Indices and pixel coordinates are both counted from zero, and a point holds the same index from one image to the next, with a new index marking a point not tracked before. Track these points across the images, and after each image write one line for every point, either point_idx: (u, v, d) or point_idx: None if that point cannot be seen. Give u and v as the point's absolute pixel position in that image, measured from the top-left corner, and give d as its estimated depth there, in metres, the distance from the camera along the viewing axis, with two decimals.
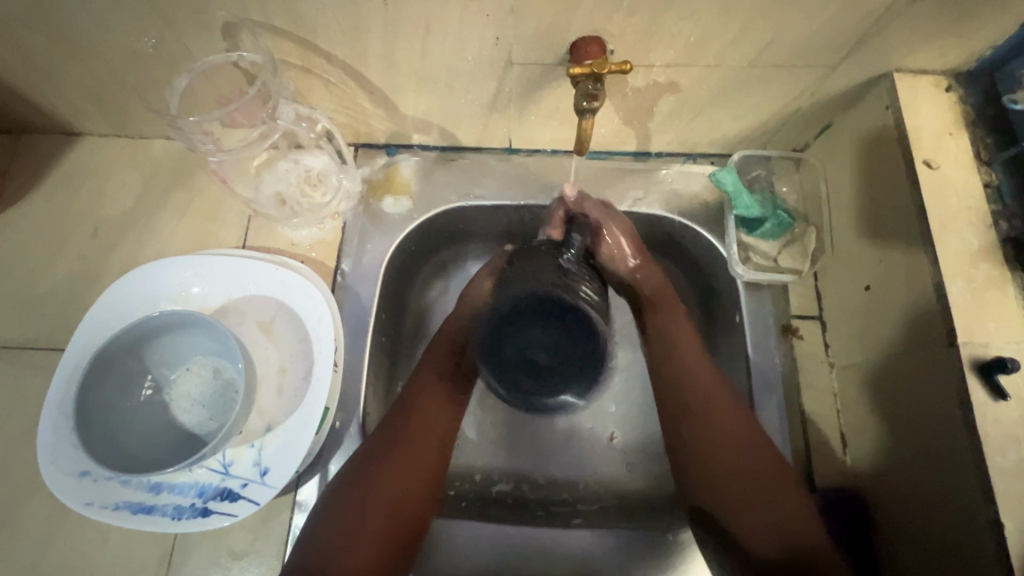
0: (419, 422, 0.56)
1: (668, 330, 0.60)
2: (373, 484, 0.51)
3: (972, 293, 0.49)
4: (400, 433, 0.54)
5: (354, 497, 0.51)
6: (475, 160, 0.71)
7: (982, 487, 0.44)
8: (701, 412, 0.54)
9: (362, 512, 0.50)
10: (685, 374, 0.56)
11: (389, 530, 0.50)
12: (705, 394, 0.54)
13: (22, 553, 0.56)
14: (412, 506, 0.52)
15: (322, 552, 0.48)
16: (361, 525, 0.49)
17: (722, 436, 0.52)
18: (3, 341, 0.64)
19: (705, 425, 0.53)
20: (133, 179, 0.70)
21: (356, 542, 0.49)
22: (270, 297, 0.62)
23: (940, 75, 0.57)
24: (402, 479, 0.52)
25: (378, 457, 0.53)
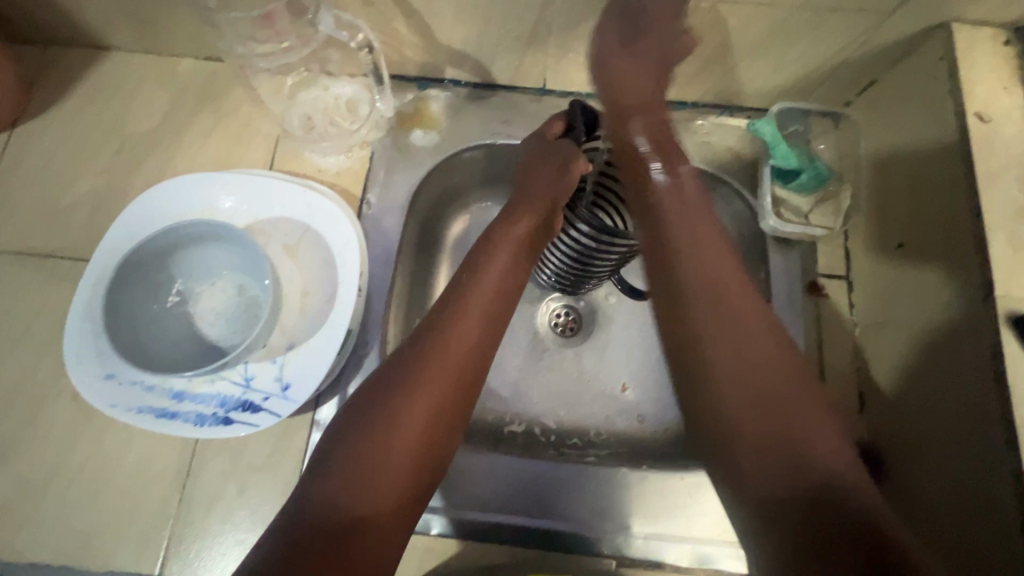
0: (447, 338, 0.45)
1: (677, 193, 0.50)
2: (396, 406, 0.42)
3: (1014, 248, 0.48)
4: (425, 349, 0.44)
5: (368, 423, 0.41)
6: (507, 99, 0.69)
7: (1007, 439, 0.44)
8: (716, 318, 0.44)
9: (380, 444, 0.40)
10: (696, 266, 0.46)
11: (414, 466, 0.41)
12: (728, 297, 0.45)
13: (45, 452, 0.57)
14: (439, 434, 0.43)
15: (331, 485, 0.39)
16: (382, 456, 0.40)
17: (733, 351, 0.43)
18: (30, 249, 0.64)
19: (719, 333, 0.44)
20: (160, 96, 0.69)
21: (373, 476, 0.39)
22: (296, 220, 0.62)
23: (999, 29, 0.55)
24: (428, 403, 0.42)
25: (395, 375, 0.43)
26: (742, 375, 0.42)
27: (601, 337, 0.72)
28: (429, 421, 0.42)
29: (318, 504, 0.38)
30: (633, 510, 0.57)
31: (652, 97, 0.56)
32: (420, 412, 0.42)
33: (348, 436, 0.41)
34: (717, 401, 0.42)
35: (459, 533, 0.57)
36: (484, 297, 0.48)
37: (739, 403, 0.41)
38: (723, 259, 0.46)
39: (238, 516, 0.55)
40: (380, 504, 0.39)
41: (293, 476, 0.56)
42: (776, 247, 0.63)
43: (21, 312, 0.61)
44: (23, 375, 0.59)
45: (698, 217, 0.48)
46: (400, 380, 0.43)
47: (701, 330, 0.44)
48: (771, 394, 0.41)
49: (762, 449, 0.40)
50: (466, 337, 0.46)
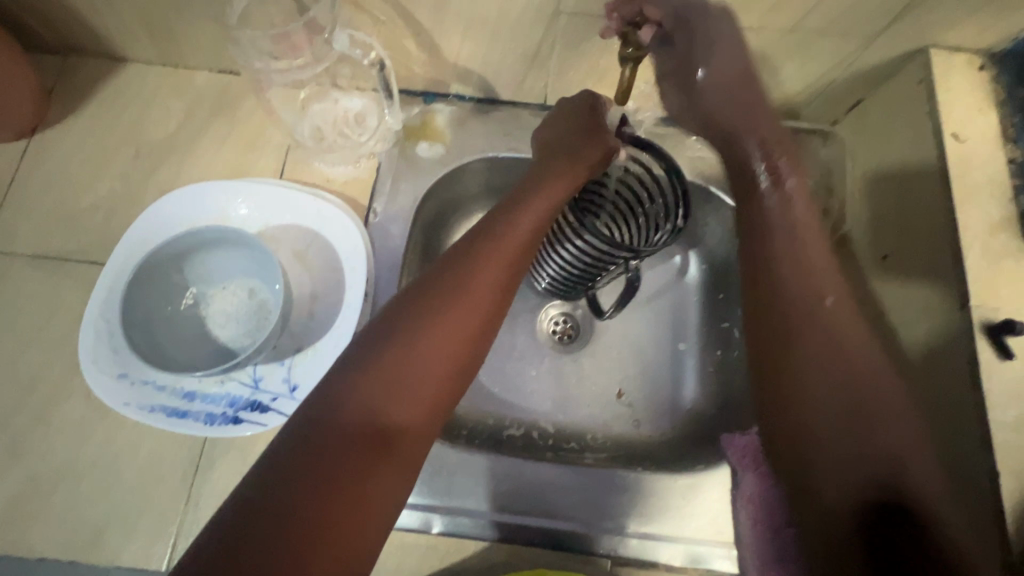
0: (473, 273, 0.48)
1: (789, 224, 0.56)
2: (426, 333, 0.44)
3: (988, 261, 0.51)
4: (452, 287, 0.47)
5: (398, 340, 0.43)
6: (510, 113, 0.72)
7: (981, 439, 0.46)
8: (811, 350, 0.51)
9: (411, 364, 0.42)
10: (821, 317, 0.52)
11: (439, 391, 0.43)
12: (833, 337, 0.51)
13: (56, 449, 0.58)
14: (464, 362, 0.45)
15: (363, 395, 0.40)
16: (412, 376, 0.42)
17: (816, 383, 0.50)
18: (46, 251, 0.66)
19: (829, 365, 0.50)
20: (176, 106, 0.72)
21: (404, 392, 0.41)
22: (305, 227, 0.64)
23: (975, 54, 0.58)
24: (456, 337, 0.45)
25: (427, 302, 0.46)
26: (835, 403, 0.49)
27: (598, 345, 0.75)
28: (456, 349, 0.45)
29: (348, 411, 0.39)
30: (628, 511, 0.59)
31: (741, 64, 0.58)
32: (449, 343, 0.44)
33: (379, 356, 0.42)
34: (817, 422, 0.49)
35: (459, 532, 0.58)
36: (508, 245, 0.50)
37: (834, 432, 0.48)
38: (841, 301, 0.53)
39: None
40: (406, 417, 0.41)
41: None
42: None
43: (35, 313, 0.63)
44: (36, 374, 0.61)
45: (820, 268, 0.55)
46: (430, 312, 0.45)
47: (807, 366, 0.51)
48: (851, 420, 0.48)
49: (845, 469, 0.47)
50: (489, 281, 0.48)
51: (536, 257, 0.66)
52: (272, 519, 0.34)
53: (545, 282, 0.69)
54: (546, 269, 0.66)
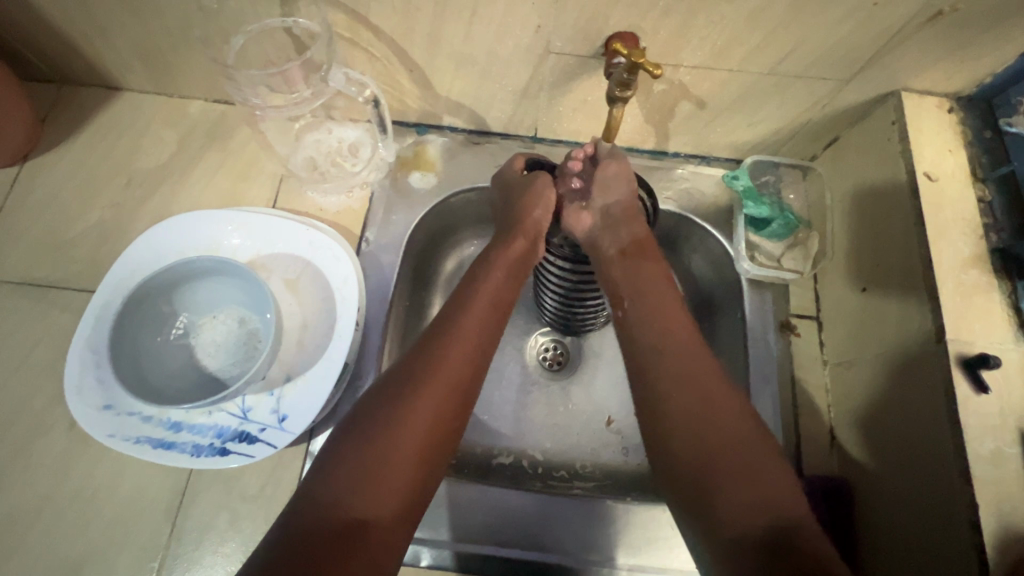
0: (445, 353, 0.47)
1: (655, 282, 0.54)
2: (398, 415, 0.44)
3: (960, 296, 0.53)
4: (427, 364, 0.47)
5: (371, 431, 0.43)
6: (502, 145, 0.74)
7: (960, 474, 0.47)
8: (711, 378, 0.47)
9: (383, 452, 0.42)
10: (649, 320, 0.52)
11: (415, 475, 0.42)
12: (681, 349, 0.49)
13: (38, 482, 0.57)
14: (439, 448, 0.44)
15: (335, 484, 0.40)
16: (384, 461, 0.41)
17: (722, 403, 0.46)
18: (35, 278, 0.66)
19: (676, 384, 0.47)
20: (169, 135, 0.72)
21: (379, 482, 0.41)
22: (297, 256, 0.65)
23: (943, 98, 0.61)
24: (426, 421, 0.44)
25: (398, 389, 0.45)
26: (704, 422, 0.45)
27: (587, 372, 0.75)
28: (431, 433, 0.44)
29: (321, 506, 0.40)
30: (616, 542, 0.59)
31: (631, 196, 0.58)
32: (422, 421, 0.44)
33: (349, 446, 0.42)
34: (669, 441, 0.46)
35: (448, 566, 0.58)
36: (479, 316, 0.51)
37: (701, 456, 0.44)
38: (688, 336, 0.50)
39: (228, 548, 0.55)
40: (384, 508, 0.40)
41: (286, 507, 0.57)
42: (750, 289, 0.68)
43: (20, 341, 0.63)
44: (19, 404, 0.60)
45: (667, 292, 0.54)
46: (403, 392, 0.45)
47: (659, 381, 0.48)
48: (735, 443, 0.44)
49: (730, 498, 0.41)
50: (463, 361, 0.48)
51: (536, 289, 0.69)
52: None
53: (547, 315, 0.71)
54: (546, 299, 0.68)
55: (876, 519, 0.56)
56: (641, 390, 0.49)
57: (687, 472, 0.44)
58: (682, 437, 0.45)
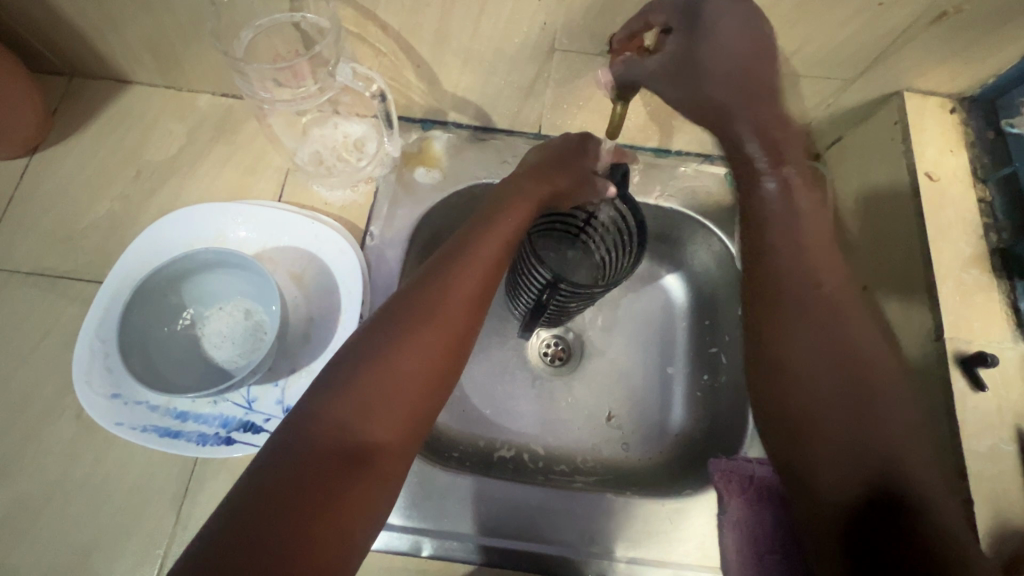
0: (455, 284, 0.47)
1: (792, 205, 0.51)
2: (402, 352, 0.43)
3: (960, 294, 0.53)
4: (433, 304, 0.46)
5: (376, 357, 0.42)
6: (506, 142, 0.75)
7: (958, 471, 0.47)
8: (846, 303, 0.48)
9: (392, 375, 0.42)
10: (774, 263, 0.50)
11: (416, 410, 0.42)
12: (810, 257, 0.49)
13: (47, 468, 0.58)
14: (443, 378, 0.44)
15: (341, 409, 0.40)
16: (385, 395, 0.41)
17: (856, 352, 0.45)
18: (44, 269, 0.66)
19: (806, 332, 0.47)
20: (177, 129, 0.73)
21: (384, 407, 0.41)
22: (303, 249, 0.65)
23: (946, 99, 0.61)
24: (431, 352, 0.44)
25: (403, 318, 0.45)
26: (828, 366, 0.45)
27: (588, 370, 0.76)
28: (436, 362, 0.44)
29: (325, 428, 0.39)
30: (616, 536, 0.60)
31: (741, 89, 0.49)
32: (420, 359, 0.43)
33: (347, 379, 0.41)
34: (790, 360, 0.47)
35: (450, 556, 0.58)
36: (485, 262, 0.50)
37: (819, 407, 0.44)
38: (833, 277, 0.49)
39: None
40: (389, 433, 0.40)
41: None
42: None
43: (30, 330, 0.63)
44: (29, 392, 0.61)
45: (809, 218, 0.51)
46: (412, 323, 0.44)
47: (777, 292, 0.49)
48: (864, 395, 0.44)
49: (840, 445, 0.43)
50: (470, 294, 0.48)
51: (513, 283, 0.68)
52: (248, 543, 0.33)
53: (523, 309, 0.70)
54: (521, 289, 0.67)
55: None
56: (763, 340, 0.49)
57: (808, 392, 0.45)
58: (800, 358, 0.46)
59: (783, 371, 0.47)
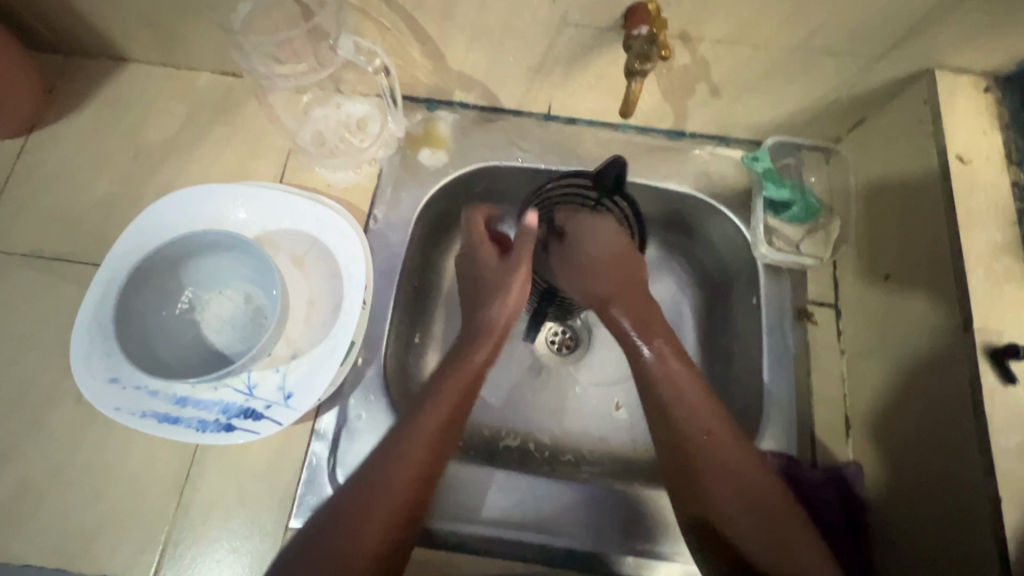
0: (417, 429, 0.51)
1: (666, 371, 0.56)
2: (401, 461, 0.50)
3: (991, 284, 0.50)
4: (384, 475, 0.49)
5: (353, 508, 0.48)
6: (514, 123, 0.72)
7: (984, 467, 0.46)
8: (735, 456, 0.52)
9: (367, 512, 0.47)
10: (669, 408, 0.54)
11: (401, 533, 0.48)
12: (688, 407, 0.54)
13: (47, 452, 0.57)
14: (418, 495, 0.49)
15: (319, 561, 0.45)
16: (387, 498, 0.48)
17: (755, 483, 0.51)
18: (43, 251, 0.65)
19: (712, 475, 0.51)
20: (176, 108, 0.71)
21: (359, 544, 0.46)
22: (305, 232, 0.63)
23: (980, 76, 0.58)
24: (401, 474, 0.49)
25: (379, 463, 0.50)
26: (744, 505, 0.50)
27: (596, 360, 0.74)
28: (411, 486, 0.49)
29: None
30: (625, 529, 0.58)
31: (623, 275, 0.61)
32: (421, 448, 0.50)
33: (363, 478, 0.49)
34: (705, 490, 0.51)
35: (454, 544, 0.57)
36: (450, 402, 0.53)
37: (739, 528, 0.49)
38: (721, 425, 0.53)
39: (234, 530, 0.55)
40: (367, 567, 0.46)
41: (292, 485, 0.57)
42: (767, 274, 0.67)
43: (29, 313, 0.62)
44: (28, 375, 0.60)
45: (685, 381, 0.55)
46: (380, 461, 0.50)
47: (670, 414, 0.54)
48: (781, 534, 0.48)
49: (760, 558, 0.48)
50: (436, 431, 0.51)
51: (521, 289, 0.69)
52: None
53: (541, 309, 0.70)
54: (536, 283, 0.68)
55: (886, 520, 0.56)
56: (673, 456, 0.54)
57: (730, 513, 0.50)
58: (714, 492, 0.51)
59: (699, 506, 0.51)
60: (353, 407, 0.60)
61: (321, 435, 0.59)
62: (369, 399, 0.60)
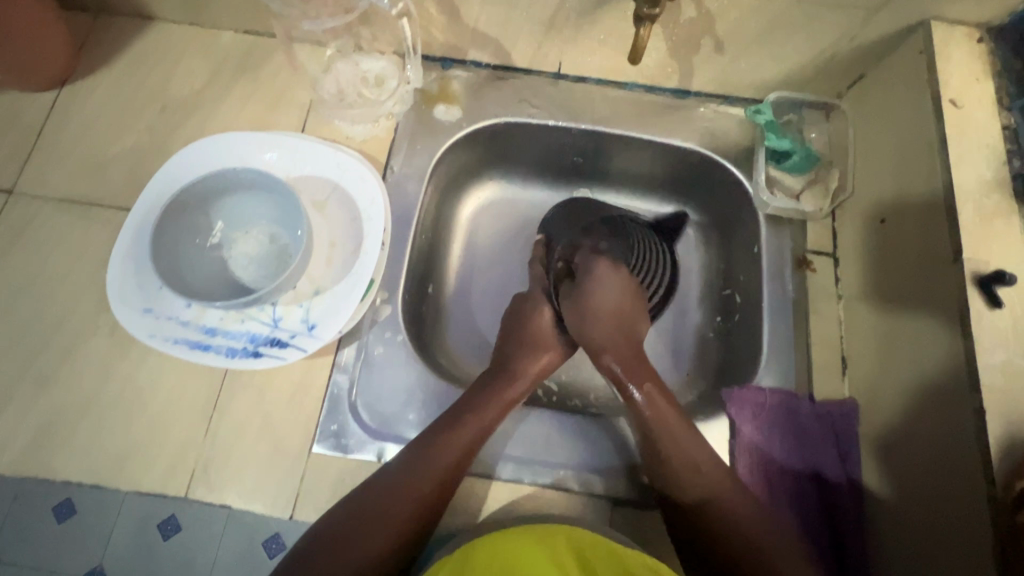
0: (445, 450, 0.54)
1: (656, 413, 0.56)
2: (416, 477, 0.52)
3: (981, 218, 0.53)
4: (400, 490, 0.51)
5: (364, 512, 0.50)
6: (526, 81, 0.75)
7: (970, 383, 0.48)
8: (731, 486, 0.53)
9: (375, 522, 0.50)
10: (673, 439, 0.55)
11: (395, 549, 0.50)
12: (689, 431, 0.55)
13: (83, 381, 0.61)
14: (423, 515, 0.51)
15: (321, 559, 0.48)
16: (385, 518, 0.50)
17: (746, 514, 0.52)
18: (75, 197, 0.68)
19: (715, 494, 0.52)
20: (200, 65, 0.74)
21: (359, 548, 0.49)
22: (326, 178, 0.67)
23: (974, 28, 0.60)
24: (414, 492, 0.51)
25: (396, 481, 0.52)
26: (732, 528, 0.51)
27: None
28: (419, 506, 0.51)
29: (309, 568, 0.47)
30: (630, 459, 0.61)
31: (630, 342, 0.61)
32: (434, 475, 0.52)
33: (375, 487, 0.52)
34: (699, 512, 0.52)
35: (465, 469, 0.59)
36: (475, 430, 0.55)
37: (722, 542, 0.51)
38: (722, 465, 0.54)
39: (259, 453, 0.58)
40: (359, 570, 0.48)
41: (315, 413, 0.60)
42: (767, 225, 0.70)
43: (64, 253, 0.66)
44: (65, 310, 0.63)
45: (682, 428, 0.55)
46: (399, 477, 0.52)
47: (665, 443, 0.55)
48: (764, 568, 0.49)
49: None
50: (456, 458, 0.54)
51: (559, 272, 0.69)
52: None
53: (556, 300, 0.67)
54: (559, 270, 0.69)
55: (875, 458, 0.58)
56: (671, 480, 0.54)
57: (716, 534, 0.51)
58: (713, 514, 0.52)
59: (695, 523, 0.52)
60: (371, 342, 0.62)
61: (342, 367, 0.61)
62: (386, 336, 0.63)
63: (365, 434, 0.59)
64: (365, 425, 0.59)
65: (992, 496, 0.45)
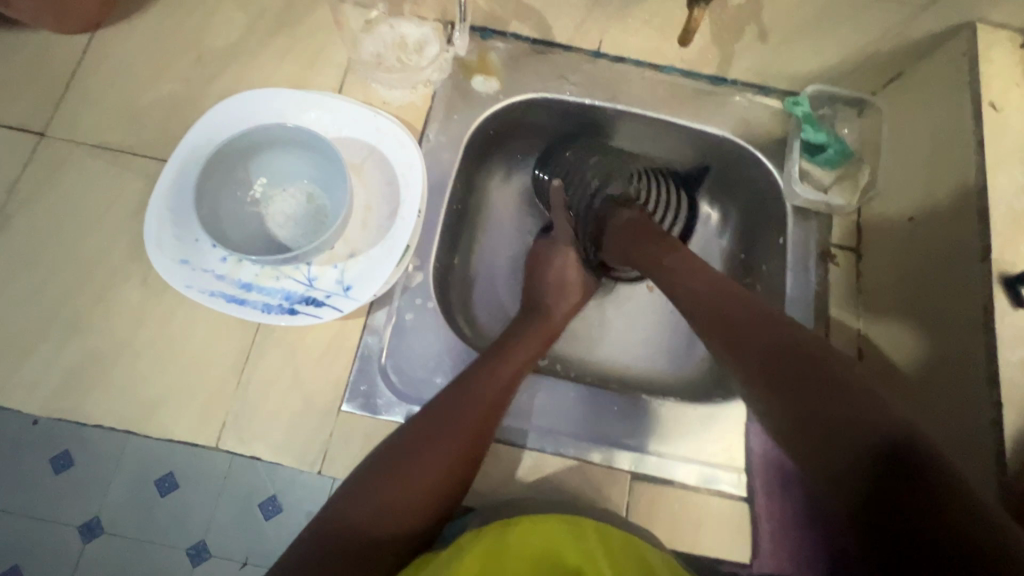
0: (494, 376, 0.55)
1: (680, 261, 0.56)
2: (466, 401, 0.52)
3: (1011, 221, 0.54)
4: (451, 413, 0.51)
5: (422, 432, 0.50)
6: (564, 57, 0.75)
7: (989, 377, 0.50)
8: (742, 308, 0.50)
9: (431, 437, 0.50)
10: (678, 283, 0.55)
11: (457, 469, 0.49)
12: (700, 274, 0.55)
13: (115, 327, 0.61)
14: (479, 435, 0.51)
15: (381, 482, 0.47)
16: (445, 437, 0.50)
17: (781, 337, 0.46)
18: (107, 144, 0.68)
19: (741, 330, 0.48)
20: (237, 17, 0.73)
21: (418, 467, 0.48)
22: (363, 141, 0.66)
23: (1018, 33, 0.61)
24: (467, 413, 0.51)
25: (446, 405, 0.52)
26: (772, 357, 0.45)
27: (623, 293, 0.79)
28: (473, 424, 0.51)
29: (371, 490, 0.47)
30: (650, 434, 0.63)
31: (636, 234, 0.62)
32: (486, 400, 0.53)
33: (432, 412, 0.52)
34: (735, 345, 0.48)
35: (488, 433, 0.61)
36: (519, 357, 0.57)
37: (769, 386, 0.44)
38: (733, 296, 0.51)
39: (291, 407, 0.59)
40: (420, 487, 0.47)
41: (344, 372, 0.61)
42: (795, 216, 0.71)
43: (95, 199, 0.65)
44: (97, 256, 0.63)
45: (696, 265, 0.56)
46: (450, 396, 0.53)
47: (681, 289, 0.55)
48: (827, 375, 0.42)
49: (817, 427, 0.40)
50: (504, 385, 0.55)
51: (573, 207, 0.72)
52: None
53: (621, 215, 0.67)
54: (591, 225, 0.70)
55: None
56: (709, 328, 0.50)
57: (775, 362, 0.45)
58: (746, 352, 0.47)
59: (752, 355, 0.46)
60: (402, 308, 0.63)
61: (373, 330, 0.62)
62: (417, 303, 0.64)
63: (394, 396, 0.60)
64: (393, 388, 0.61)
65: (1002, 484, 0.48)
